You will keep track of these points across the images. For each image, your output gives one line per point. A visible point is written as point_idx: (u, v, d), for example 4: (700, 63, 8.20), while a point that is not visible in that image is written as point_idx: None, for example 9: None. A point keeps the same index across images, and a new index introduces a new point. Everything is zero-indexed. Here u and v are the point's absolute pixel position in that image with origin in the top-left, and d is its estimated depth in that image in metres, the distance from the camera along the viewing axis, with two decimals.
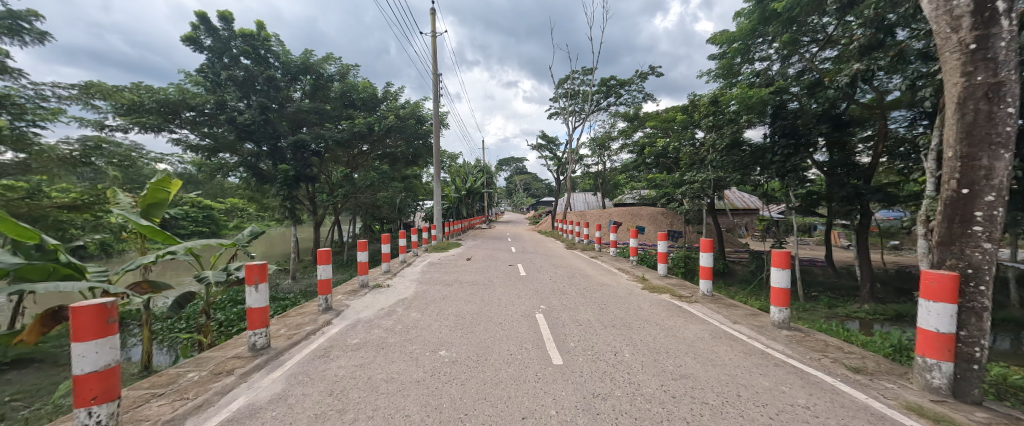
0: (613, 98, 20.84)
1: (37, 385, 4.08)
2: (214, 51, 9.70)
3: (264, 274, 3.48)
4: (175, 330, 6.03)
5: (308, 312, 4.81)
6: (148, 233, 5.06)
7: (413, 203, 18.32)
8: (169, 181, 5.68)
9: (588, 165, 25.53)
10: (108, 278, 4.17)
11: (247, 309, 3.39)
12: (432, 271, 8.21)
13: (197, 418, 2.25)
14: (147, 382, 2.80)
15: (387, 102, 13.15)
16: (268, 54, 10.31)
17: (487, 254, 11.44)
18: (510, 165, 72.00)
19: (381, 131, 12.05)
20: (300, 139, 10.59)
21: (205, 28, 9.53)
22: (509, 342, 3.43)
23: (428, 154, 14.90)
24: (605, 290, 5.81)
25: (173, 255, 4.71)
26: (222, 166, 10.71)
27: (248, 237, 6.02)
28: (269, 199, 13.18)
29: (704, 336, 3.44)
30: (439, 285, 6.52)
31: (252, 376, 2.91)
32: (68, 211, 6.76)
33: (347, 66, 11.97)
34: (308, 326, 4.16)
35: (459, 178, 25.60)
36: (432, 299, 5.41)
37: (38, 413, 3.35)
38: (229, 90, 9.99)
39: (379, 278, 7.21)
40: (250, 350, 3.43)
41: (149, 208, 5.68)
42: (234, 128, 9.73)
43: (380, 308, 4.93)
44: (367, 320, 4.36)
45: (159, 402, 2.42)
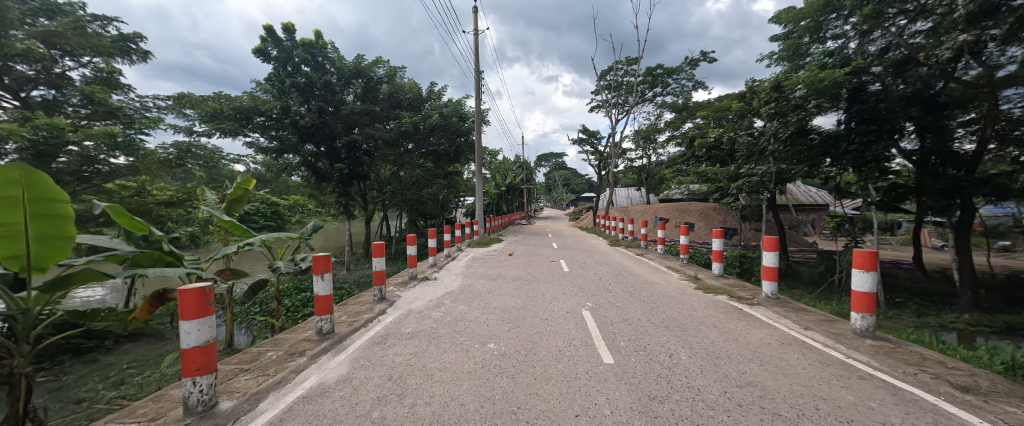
0: (659, 89, 19.81)
1: (148, 356, 4.78)
2: (280, 60, 10.56)
3: (328, 265, 3.74)
4: (252, 314, 6.74)
5: (364, 301, 5.13)
6: (230, 226, 5.65)
7: (455, 200, 18.77)
8: (248, 180, 6.36)
9: (632, 158, 24.52)
10: (200, 266, 4.76)
11: (314, 297, 3.69)
12: (475, 265, 8.36)
13: (277, 394, 2.50)
14: (235, 358, 3.17)
15: (431, 101, 13.51)
16: (325, 61, 11.08)
17: (529, 250, 11.45)
18: (549, 161, 71.32)
19: (426, 129, 12.39)
20: (353, 140, 11.31)
21: (272, 40, 10.41)
22: (557, 338, 3.41)
23: (470, 150, 15.16)
24: (655, 288, 5.57)
25: (251, 247, 5.24)
26: (286, 166, 11.79)
27: (311, 231, 6.50)
28: (327, 196, 14.20)
29: (770, 342, 3.17)
30: (483, 279, 6.64)
31: (321, 358, 3.17)
32: (167, 207, 7.81)
33: (395, 68, 12.46)
34: (366, 315, 4.45)
35: (499, 174, 25.80)
36: (478, 293, 5.52)
37: (150, 379, 3.94)
38: (293, 96, 10.87)
39: (426, 271, 7.49)
40: (318, 334, 3.73)
41: (232, 204, 6.36)
42: (297, 131, 10.69)
43: (429, 300, 5.14)
44: (419, 311, 4.56)
45: (247, 377, 2.73)
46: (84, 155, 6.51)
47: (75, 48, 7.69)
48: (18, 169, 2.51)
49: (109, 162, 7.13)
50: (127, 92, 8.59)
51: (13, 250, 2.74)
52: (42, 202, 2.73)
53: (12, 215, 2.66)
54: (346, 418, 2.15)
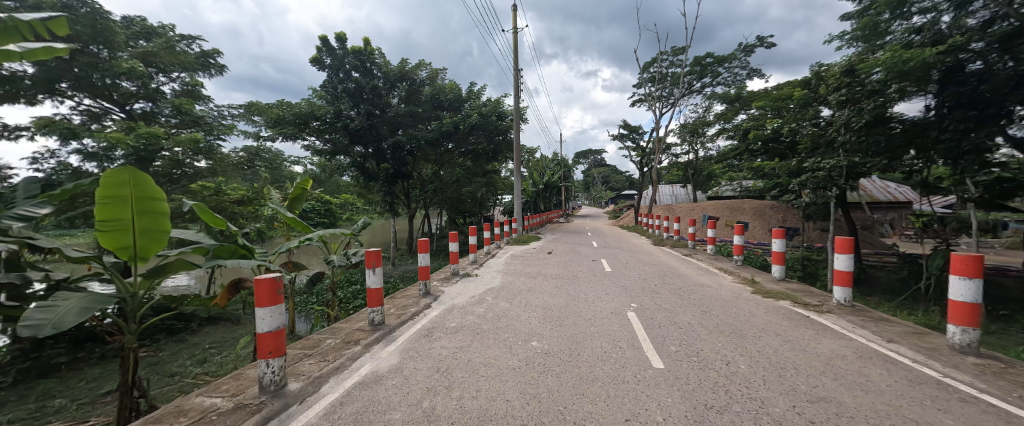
0: (708, 79, 18.61)
1: (227, 338, 5.35)
2: (332, 68, 11.28)
3: (379, 259, 3.91)
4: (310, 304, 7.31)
5: (410, 295, 5.35)
6: (291, 223, 6.12)
7: (493, 198, 18.97)
8: (306, 180, 6.87)
9: (677, 154, 23.30)
10: (268, 258, 5.20)
11: (367, 289, 3.90)
12: (514, 263, 8.39)
13: (336, 380, 2.68)
14: (299, 343, 3.45)
15: (470, 101, 13.66)
16: (373, 66, 11.67)
17: (568, 248, 11.29)
18: (588, 158, 69.82)
19: (466, 129, 12.62)
20: (398, 141, 11.81)
21: (326, 49, 11.13)
22: (602, 339, 3.32)
23: (508, 149, 15.24)
24: (706, 291, 5.25)
25: (309, 242, 5.65)
26: (339, 166, 12.59)
27: (360, 228, 6.88)
28: (374, 195, 14.97)
29: (844, 354, 2.86)
30: (523, 277, 6.65)
31: (373, 347, 3.35)
32: (239, 205, 8.68)
33: (436, 70, 12.82)
34: (412, 308, 4.64)
35: (537, 172, 25.68)
36: (518, 290, 5.53)
37: (228, 359, 4.41)
38: (344, 101, 11.55)
39: (467, 268, 7.64)
40: (370, 324, 3.95)
41: (292, 202, 6.90)
42: (348, 134, 11.37)
43: (471, 295, 5.24)
44: (462, 307, 4.67)
45: (309, 362, 2.96)
46: (174, 160, 7.44)
47: (166, 64, 8.86)
48: (128, 170, 3.01)
49: (192, 166, 8.06)
50: (207, 102, 9.70)
51: (123, 241, 3.20)
52: (144, 200, 3.17)
53: (121, 210, 3.12)
54: (399, 406, 2.26)
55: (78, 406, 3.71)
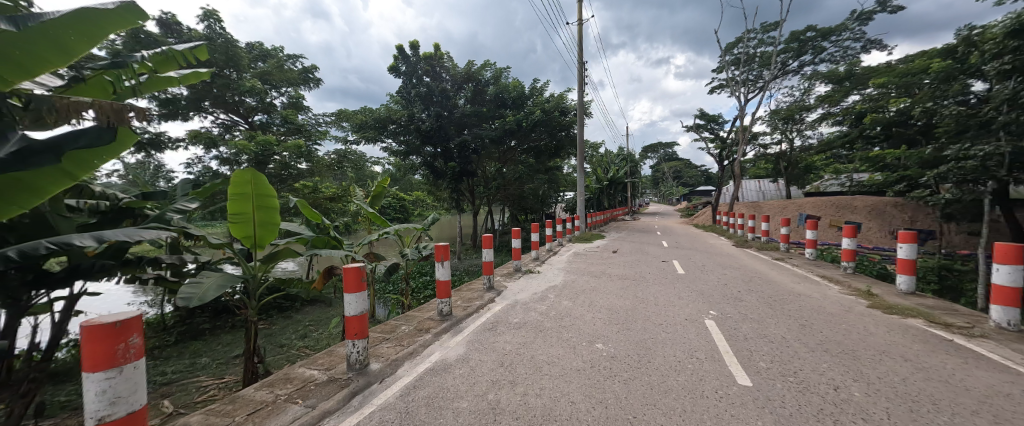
0: (809, 56, 16.09)
1: (321, 318, 6.09)
2: (407, 74, 12.12)
3: (448, 253, 4.06)
4: (388, 292, 7.99)
5: (475, 289, 5.53)
6: (373, 218, 6.70)
7: (556, 196, 18.74)
8: (384, 178, 7.46)
9: (766, 144, 20.62)
10: (353, 249, 5.77)
11: (436, 281, 4.11)
12: (577, 261, 8.17)
13: (410, 365, 2.88)
14: (378, 328, 3.78)
15: (534, 97, 13.51)
16: (442, 70, 12.27)
17: (635, 248, 10.69)
18: (658, 151, 65.41)
19: (529, 126, 12.63)
20: (464, 140, 12.28)
21: (402, 57, 11.99)
22: (675, 347, 3.06)
23: (571, 144, 14.90)
24: (804, 302, 4.54)
25: (387, 235, 6.13)
26: (411, 166, 13.53)
27: (431, 223, 7.28)
28: (442, 192, 15.78)
29: (1005, 391, 2.25)
30: (587, 276, 6.44)
31: (442, 336, 3.54)
32: (330, 201, 9.81)
33: (500, 69, 12.97)
34: (477, 301, 4.79)
35: (601, 168, 24.77)
36: (582, 289, 5.38)
37: (323, 337, 5.03)
38: (416, 105, 12.33)
39: (530, 264, 7.65)
40: (439, 314, 4.17)
41: (373, 198, 7.56)
42: (420, 135, 12.15)
43: (534, 292, 5.24)
44: (525, 303, 4.69)
45: (387, 346, 3.23)
46: (282, 163, 8.69)
47: (277, 82, 10.44)
48: (249, 171, 3.55)
49: (295, 167, 9.32)
50: (307, 112, 11.17)
51: (246, 231, 3.84)
52: (261, 196, 3.73)
53: (245, 206, 3.73)
54: (465, 395, 2.33)
55: (216, 365, 4.55)
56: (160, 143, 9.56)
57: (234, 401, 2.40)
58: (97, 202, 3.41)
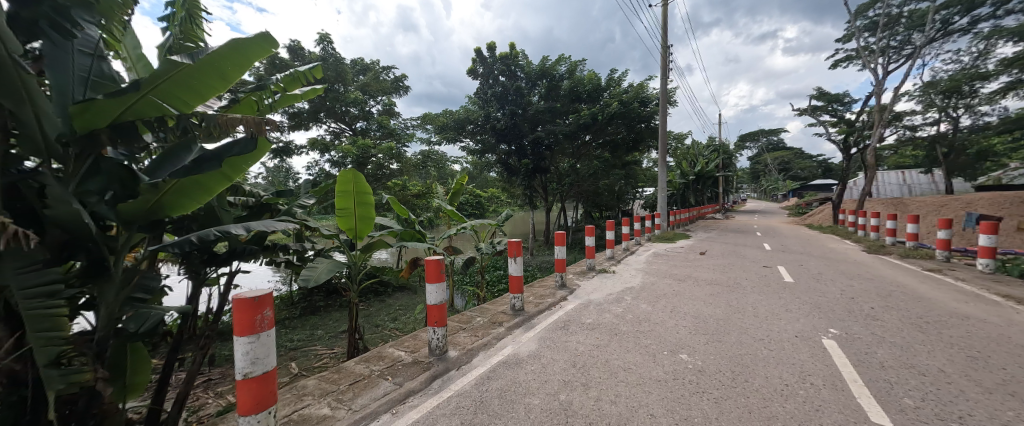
0: (986, 9, 12.42)
1: (407, 304, 6.68)
2: (484, 76, 12.55)
3: (521, 250, 4.08)
4: (465, 283, 8.43)
5: (548, 286, 5.48)
6: (452, 214, 7.09)
7: (634, 192, 17.63)
8: (462, 176, 7.83)
9: (913, 126, 16.56)
10: (435, 242, 6.18)
11: (509, 276, 4.17)
12: (657, 262, 7.60)
13: (484, 356, 2.98)
14: (455, 317, 3.98)
15: (611, 89, 12.83)
16: (517, 68, 12.41)
17: (728, 250, 9.50)
18: (757, 141, 57.37)
19: (605, 119, 12.05)
20: (538, 137, 12.28)
21: (479, 60, 12.44)
22: (780, 368, 2.62)
23: (653, 137, 13.83)
24: (971, 328, 3.52)
25: (464, 230, 6.43)
26: (487, 164, 13.99)
27: (504, 219, 7.43)
28: (516, 189, 16.05)
29: None
30: (668, 279, 5.94)
31: (514, 331, 3.58)
32: (416, 198, 10.66)
33: (576, 62, 12.60)
34: (549, 298, 4.75)
35: (686, 161, 22.61)
36: (664, 293, 4.96)
37: (411, 321, 5.51)
38: (492, 104, 12.66)
39: (605, 264, 7.32)
40: (512, 309, 4.23)
41: (453, 195, 7.99)
42: (495, 134, 12.50)
43: (609, 293, 4.99)
44: (599, 303, 4.49)
45: (463, 336, 3.38)
46: None
47: (375, 93, 11.82)
48: (351, 172, 4.02)
49: (388, 168, 10.81)
50: (397, 117, 12.35)
51: (349, 224, 4.40)
52: (360, 193, 4.20)
53: (348, 202, 4.25)
54: (537, 392, 2.30)
55: (328, 337, 5.31)
56: (287, 150, 11.51)
57: (337, 371, 2.75)
58: (246, 198, 4.21)
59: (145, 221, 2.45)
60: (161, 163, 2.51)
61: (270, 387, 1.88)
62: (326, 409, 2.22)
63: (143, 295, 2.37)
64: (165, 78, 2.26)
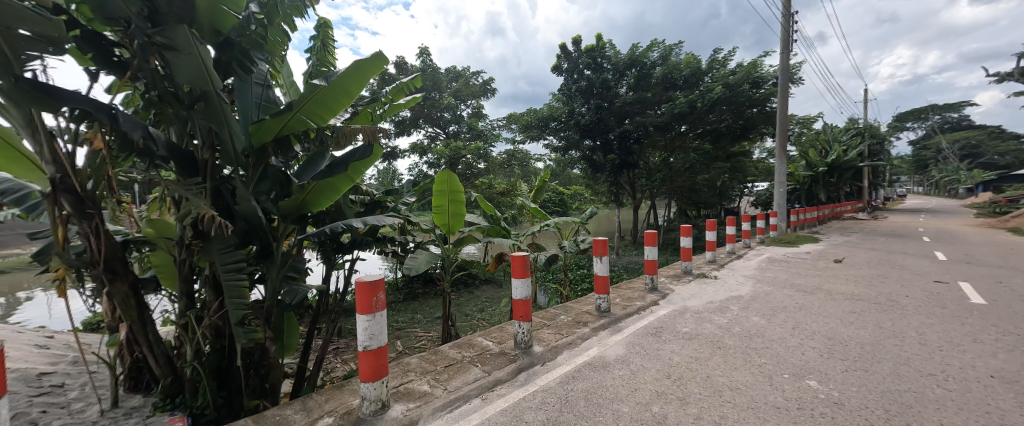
0: None
1: (494, 297, 7.03)
2: (568, 71, 12.31)
3: (606, 249, 3.90)
4: (548, 280, 8.49)
5: (636, 288, 5.18)
6: (535, 211, 7.19)
7: (742, 187, 15.41)
8: (544, 173, 7.88)
9: None
10: (519, 239, 6.35)
11: (594, 275, 4.05)
12: (773, 269, 6.52)
13: (568, 355, 2.97)
14: (540, 313, 4.04)
15: (713, 72, 11.42)
16: (603, 60, 11.94)
17: (875, 258, 7.65)
18: (921, 121, 44.95)
19: (705, 106, 10.76)
20: (626, 130, 11.60)
21: (564, 55, 12.28)
22: (961, 415, 2.02)
23: (767, 123, 11.89)
24: None
25: (547, 228, 6.48)
26: (571, 160, 13.79)
27: (588, 216, 7.25)
28: (601, 186, 15.52)
29: None
30: (788, 289, 5.06)
31: (600, 332, 3.48)
32: (501, 195, 11.06)
33: (670, 46, 11.55)
34: (638, 302, 4.48)
35: (813, 150, 18.90)
36: (780, 306, 4.26)
37: (497, 313, 5.79)
38: (576, 100, 12.29)
39: (704, 268, 6.58)
40: (597, 310, 4.12)
41: (536, 192, 8.09)
42: (579, 130, 12.19)
43: (710, 301, 4.49)
44: (697, 311, 4.08)
45: (548, 333, 3.42)
46: None
47: (466, 97, 12.82)
48: (446, 173, 4.40)
49: (476, 167, 11.55)
50: (485, 118, 13.00)
51: (445, 221, 4.82)
52: (453, 192, 4.57)
53: (443, 200, 4.66)
54: (627, 400, 2.20)
55: (426, 321, 5.92)
56: (393, 154, 13.08)
57: (435, 353, 3.05)
58: (363, 196, 4.91)
59: (296, 215, 3.04)
60: (305, 168, 3.08)
61: (383, 359, 2.16)
62: (426, 386, 2.48)
63: (294, 274, 2.96)
64: (310, 100, 2.83)
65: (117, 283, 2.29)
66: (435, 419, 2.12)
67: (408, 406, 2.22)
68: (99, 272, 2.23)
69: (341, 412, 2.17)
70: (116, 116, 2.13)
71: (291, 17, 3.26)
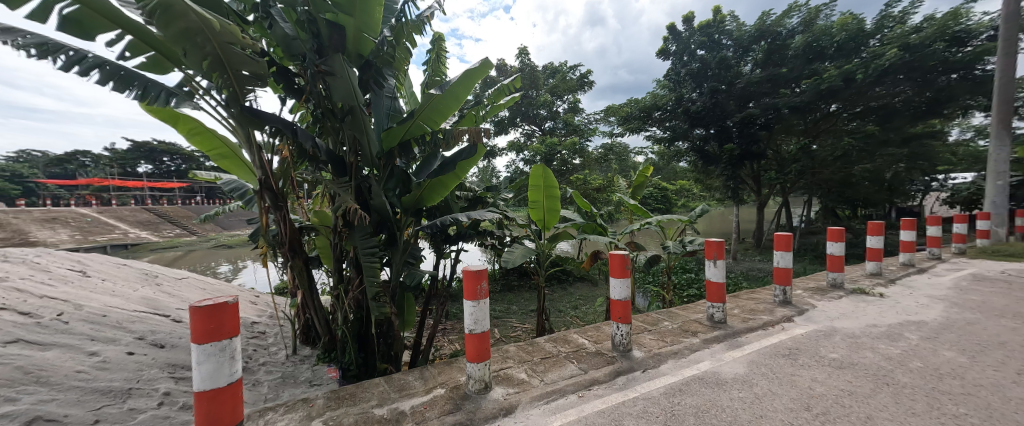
0: None
1: (588, 295, 6.89)
2: (677, 54, 11.16)
3: (722, 252, 3.41)
4: (649, 282, 7.92)
5: (761, 300, 4.44)
6: (635, 208, 6.75)
7: (925, 181, 11.73)
8: (646, 168, 7.30)
9: None
10: (617, 236, 6.05)
11: (707, 281, 3.59)
12: (982, 291, 4.79)
13: (674, 365, 2.73)
14: (640, 318, 3.82)
15: (884, 32, 8.83)
16: (722, 36, 10.55)
17: None
18: None
19: (869, 78, 8.45)
20: (750, 115, 9.87)
21: (673, 37, 11.20)
22: None
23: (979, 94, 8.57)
24: None
25: (649, 226, 6.01)
26: (677, 152, 12.50)
27: (698, 214, 6.48)
28: (714, 181, 13.72)
29: None
30: (1009, 320, 3.67)
31: (714, 346, 3.10)
32: (597, 192, 10.75)
33: (817, 8, 9.46)
34: (764, 316, 3.84)
35: None
36: (994, 342, 3.12)
37: (591, 312, 5.66)
38: (686, 85, 11.08)
39: (863, 282, 5.24)
40: (709, 319, 3.68)
41: (636, 189, 7.56)
42: (688, 118, 10.94)
43: (871, 324, 3.57)
44: (850, 335, 3.29)
45: (650, 338, 3.25)
46: None
47: (563, 92, 12.74)
48: (541, 168, 4.47)
49: (571, 162, 11.44)
50: (581, 113, 12.78)
51: (540, 216, 4.89)
52: (549, 188, 4.62)
53: (539, 195, 4.72)
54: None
55: (521, 313, 6.15)
56: (493, 152, 13.85)
57: (532, 345, 3.14)
58: (466, 192, 5.33)
59: (413, 208, 3.49)
60: (422, 168, 3.55)
61: (486, 344, 2.31)
62: (524, 374, 2.59)
63: (412, 260, 3.39)
64: (426, 108, 3.19)
65: (296, 259, 2.98)
66: (532, 407, 2.20)
67: (508, 391, 2.35)
68: (286, 250, 2.94)
69: (451, 385, 2.42)
70: (296, 131, 2.76)
71: (413, 36, 3.72)
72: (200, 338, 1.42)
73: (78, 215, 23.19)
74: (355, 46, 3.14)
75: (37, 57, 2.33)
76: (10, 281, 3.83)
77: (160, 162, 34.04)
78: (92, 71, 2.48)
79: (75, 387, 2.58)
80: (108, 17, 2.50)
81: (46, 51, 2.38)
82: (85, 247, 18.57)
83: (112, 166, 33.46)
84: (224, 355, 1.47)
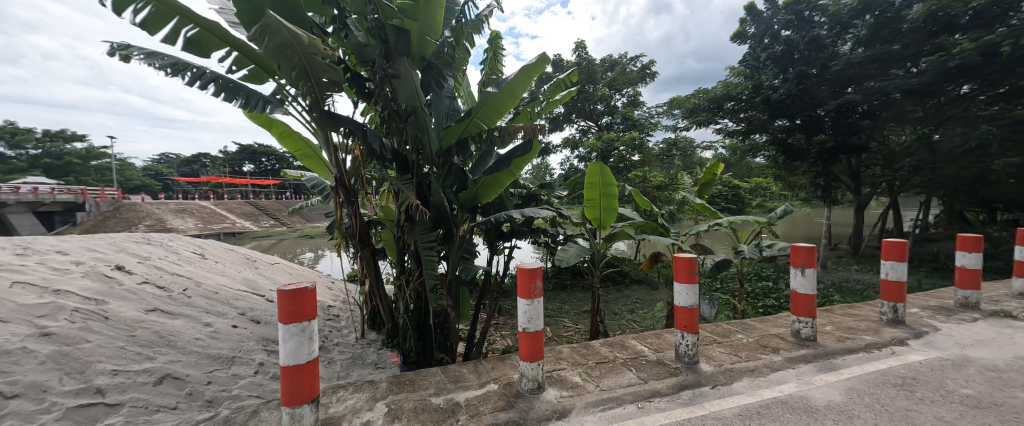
0: None
1: (647, 299, 6.52)
2: (756, 37, 10.02)
3: (811, 259, 2.94)
4: (716, 289, 7.27)
5: (862, 318, 3.80)
6: (702, 208, 6.18)
7: None
8: (716, 165, 6.62)
9: None
10: (681, 238, 5.59)
11: (793, 292, 3.16)
12: None
13: (749, 383, 2.45)
14: (710, 327, 3.50)
15: None
16: (814, 13, 9.23)
17: None
18: None
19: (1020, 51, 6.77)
20: (847, 101, 8.54)
21: (752, 18, 10.09)
22: None
23: None
24: None
25: (719, 227, 5.47)
26: (753, 146, 11.27)
27: (779, 215, 5.74)
28: (799, 178, 12.12)
29: None
30: None
31: (800, 365, 2.72)
32: (658, 190, 10.15)
33: None
34: (867, 336, 3.28)
35: None
36: None
37: (649, 318, 5.36)
38: (767, 70, 9.91)
39: (1009, 304, 4.21)
40: (794, 335, 3.24)
41: (702, 188, 6.91)
42: (768, 107, 9.78)
43: (1021, 356, 2.85)
44: (991, 368, 2.66)
45: (721, 350, 2.96)
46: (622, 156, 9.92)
47: (622, 85, 12.19)
48: (599, 165, 4.31)
49: (630, 159, 10.90)
50: (642, 107, 12.11)
51: (596, 215, 4.72)
52: (605, 186, 4.44)
53: (594, 193, 4.54)
54: None
55: (575, 313, 6.02)
56: (547, 149, 13.73)
57: (587, 347, 3.03)
58: (521, 190, 5.33)
59: (469, 204, 3.56)
60: (478, 165, 3.61)
61: (539, 343, 2.26)
62: (578, 378, 2.51)
63: (467, 255, 3.44)
64: (484, 104, 3.23)
65: (365, 250, 3.21)
66: (587, 413, 2.11)
67: (562, 393, 2.29)
68: (356, 241, 3.18)
69: (504, 382, 2.43)
70: (366, 132, 2.96)
71: (472, 35, 3.79)
72: (286, 319, 1.57)
73: (200, 207, 27.83)
74: (419, 49, 3.29)
75: (172, 75, 2.80)
76: (151, 260, 4.68)
77: (260, 162, 39.42)
78: (209, 84, 2.90)
79: (194, 351, 3.06)
80: (221, 37, 2.91)
81: (177, 69, 2.84)
82: (204, 234, 22.18)
83: (224, 166, 39.52)
84: (303, 336, 1.61)
